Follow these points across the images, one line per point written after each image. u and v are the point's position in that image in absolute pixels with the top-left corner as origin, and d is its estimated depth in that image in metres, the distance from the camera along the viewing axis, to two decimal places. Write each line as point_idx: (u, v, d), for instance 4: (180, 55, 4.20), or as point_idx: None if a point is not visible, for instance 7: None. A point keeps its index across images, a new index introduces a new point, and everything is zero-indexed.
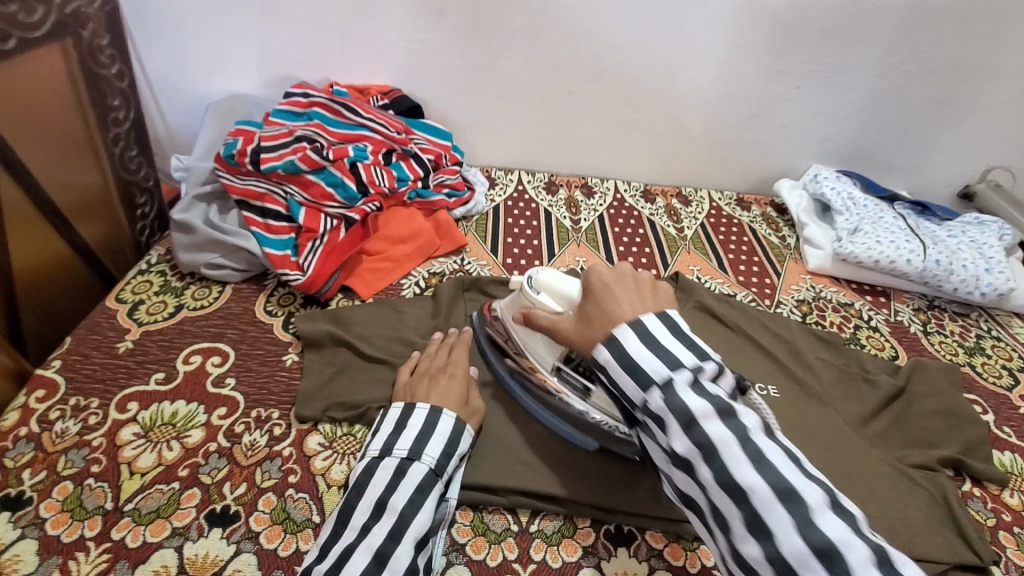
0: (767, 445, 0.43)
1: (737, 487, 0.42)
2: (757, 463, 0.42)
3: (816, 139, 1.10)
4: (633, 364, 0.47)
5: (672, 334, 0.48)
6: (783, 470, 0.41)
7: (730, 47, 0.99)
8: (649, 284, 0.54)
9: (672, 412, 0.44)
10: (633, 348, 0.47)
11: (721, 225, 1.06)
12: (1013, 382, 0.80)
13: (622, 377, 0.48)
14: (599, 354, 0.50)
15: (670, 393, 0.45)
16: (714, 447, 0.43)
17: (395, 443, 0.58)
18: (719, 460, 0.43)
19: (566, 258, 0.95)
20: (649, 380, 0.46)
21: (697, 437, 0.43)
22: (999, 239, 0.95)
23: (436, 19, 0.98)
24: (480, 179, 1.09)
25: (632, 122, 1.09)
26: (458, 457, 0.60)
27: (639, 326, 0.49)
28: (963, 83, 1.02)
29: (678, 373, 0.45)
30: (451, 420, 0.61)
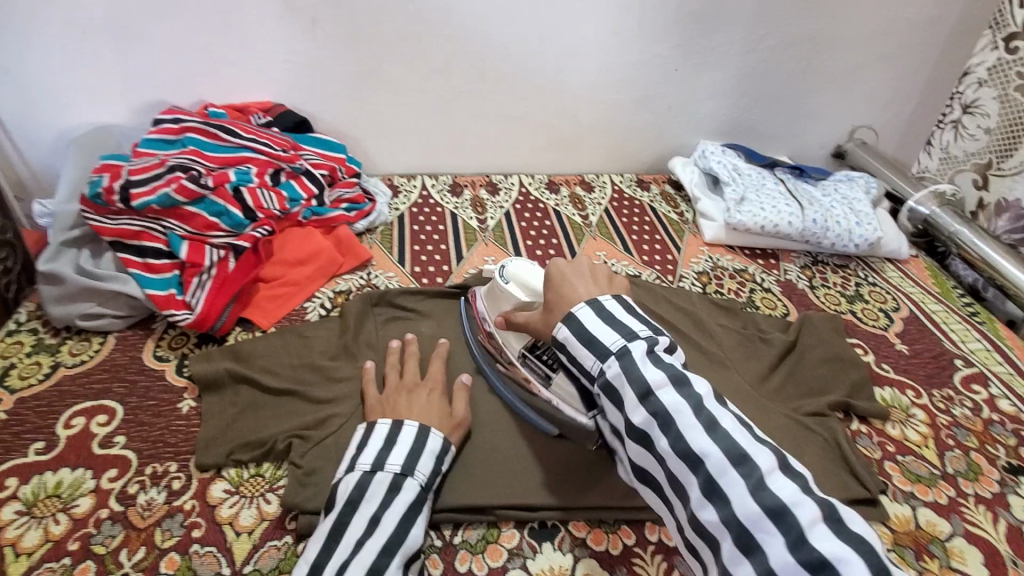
0: (720, 410, 0.45)
1: (692, 454, 0.43)
2: (710, 428, 0.44)
3: (701, 116, 1.15)
4: (590, 336, 0.51)
5: (625, 310, 0.53)
6: (732, 433, 0.44)
7: (609, 34, 1.02)
8: (604, 275, 0.60)
9: (628, 380, 0.47)
10: (591, 321, 0.52)
11: (624, 208, 1.10)
12: (889, 322, 0.87)
13: (581, 350, 0.51)
14: (559, 332, 0.53)
15: (625, 358, 0.48)
16: (667, 415, 0.45)
17: (359, 458, 0.57)
18: (675, 428, 0.45)
19: (475, 258, 0.95)
20: (606, 350, 0.49)
21: (652, 407, 0.46)
22: (866, 192, 1.04)
23: (311, 28, 0.95)
24: (382, 188, 1.06)
25: (527, 115, 1.10)
26: (430, 453, 0.59)
27: (596, 304, 0.53)
28: (820, 53, 1.10)
29: (633, 343, 0.49)
30: (413, 428, 0.59)
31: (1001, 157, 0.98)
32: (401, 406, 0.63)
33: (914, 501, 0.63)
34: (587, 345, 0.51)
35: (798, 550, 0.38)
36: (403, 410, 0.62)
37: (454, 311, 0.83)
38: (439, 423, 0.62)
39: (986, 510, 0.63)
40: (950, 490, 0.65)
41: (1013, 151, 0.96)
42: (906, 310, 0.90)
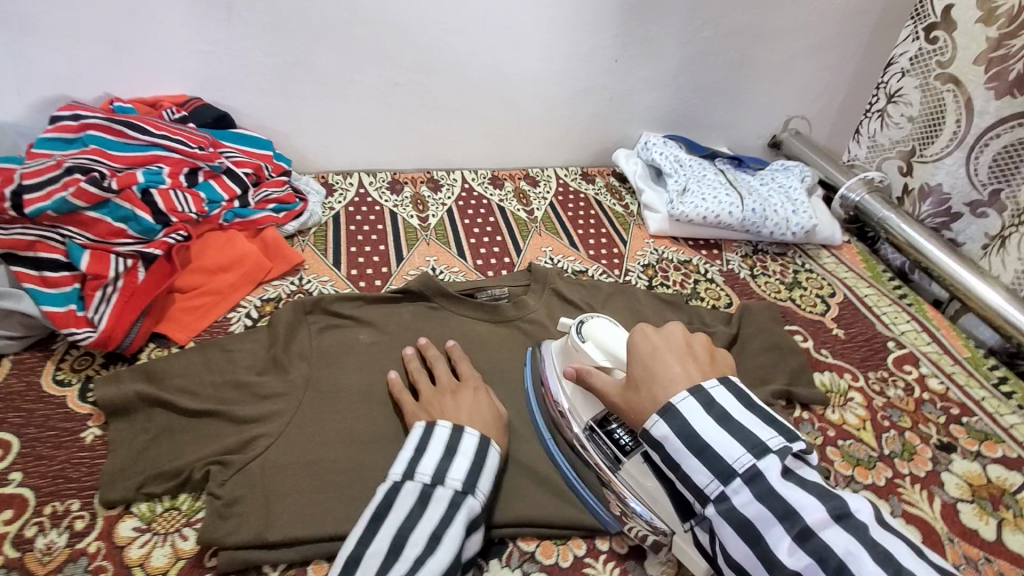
0: (888, 539, 0.41)
1: None
2: (891, 569, 0.39)
3: (643, 108, 1.15)
4: (704, 444, 0.47)
5: (741, 406, 0.48)
6: (917, 571, 0.39)
7: (548, 24, 0.99)
8: (706, 353, 0.55)
9: (773, 513, 0.43)
10: (699, 421, 0.48)
11: (568, 202, 1.08)
12: (826, 308, 0.89)
13: (698, 465, 0.47)
14: (656, 428, 0.49)
15: (757, 482, 0.44)
16: (837, 558, 0.41)
17: (418, 465, 0.55)
18: (847, 574, 0.40)
19: (416, 259, 0.90)
20: (730, 470, 0.46)
21: (812, 547, 0.42)
22: (802, 181, 1.07)
23: (227, 16, 0.88)
24: (315, 187, 1.00)
25: (468, 109, 1.07)
26: (488, 472, 0.56)
27: (707, 398, 0.49)
28: (755, 44, 1.12)
29: (765, 461, 0.45)
30: (474, 436, 0.58)
31: (923, 144, 1.01)
32: (449, 411, 0.61)
33: (855, 485, 0.65)
34: (703, 459, 0.47)
35: None
36: (455, 413, 0.61)
37: (394, 316, 0.78)
38: (494, 426, 0.61)
39: (921, 490, 0.65)
40: (888, 471, 0.66)
41: (934, 139, 0.99)
42: (841, 296, 0.92)
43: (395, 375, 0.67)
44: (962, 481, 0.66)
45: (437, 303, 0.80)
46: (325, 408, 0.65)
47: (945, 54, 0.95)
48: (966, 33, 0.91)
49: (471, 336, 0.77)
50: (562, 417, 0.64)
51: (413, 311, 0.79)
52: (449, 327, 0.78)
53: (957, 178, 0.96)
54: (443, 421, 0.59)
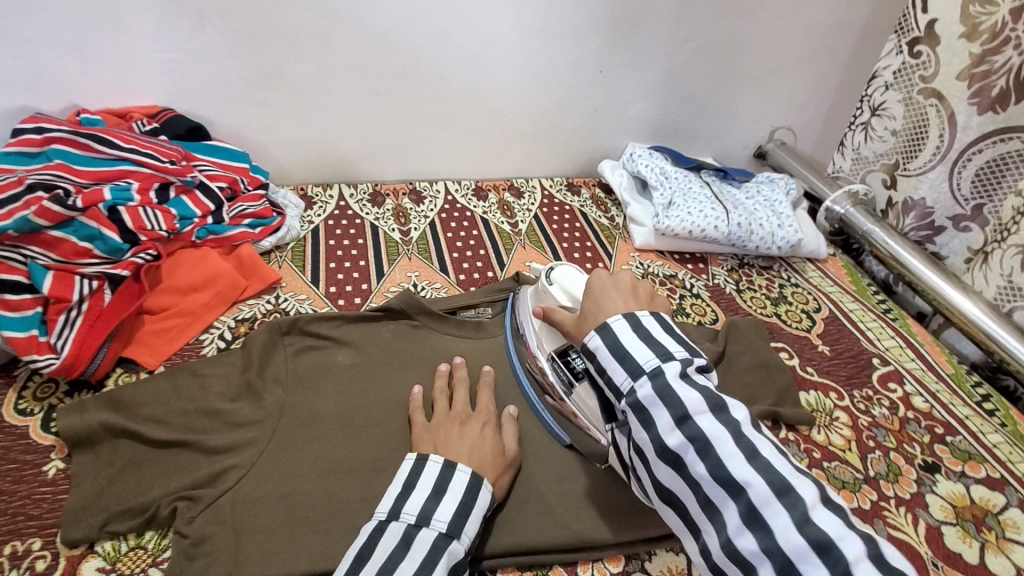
0: (757, 438, 0.46)
1: (733, 481, 0.44)
2: (750, 456, 0.45)
3: (628, 118, 1.14)
4: (625, 352, 0.51)
5: (663, 330, 0.52)
6: (772, 462, 0.45)
7: (531, 34, 0.98)
8: (650, 293, 0.59)
9: (664, 402, 0.48)
10: (623, 334, 0.52)
11: (554, 214, 1.06)
12: (812, 323, 0.89)
13: (614, 366, 0.51)
14: (591, 341, 0.53)
15: (659, 379, 0.49)
16: (707, 441, 0.46)
17: (403, 506, 0.53)
18: (713, 454, 0.45)
19: (397, 275, 0.88)
20: (639, 369, 0.50)
21: (689, 431, 0.46)
22: (786, 193, 1.07)
23: (200, 25, 0.85)
24: (294, 200, 0.97)
25: (451, 120, 1.05)
26: (479, 513, 0.54)
27: (634, 320, 0.53)
28: (741, 55, 1.11)
29: (668, 364, 0.49)
30: (466, 474, 0.56)
31: (906, 157, 1.01)
32: (452, 440, 0.60)
33: None
34: (620, 361, 0.51)
35: None
36: (456, 445, 0.60)
37: (376, 336, 0.76)
38: (490, 461, 0.60)
39: (906, 512, 0.64)
40: (873, 493, 0.66)
41: (917, 153, 0.99)
42: (826, 311, 0.92)
43: (418, 394, 0.67)
44: (946, 502, 0.66)
45: (420, 322, 0.78)
46: (301, 436, 0.63)
47: (928, 68, 0.95)
48: (949, 48, 0.91)
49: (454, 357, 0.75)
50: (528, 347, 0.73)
51: (394, 331, 0.77)
52: (431, 348, 0.76)
53: (940, 193, 0.97)
54: (433, 454, 0.58)
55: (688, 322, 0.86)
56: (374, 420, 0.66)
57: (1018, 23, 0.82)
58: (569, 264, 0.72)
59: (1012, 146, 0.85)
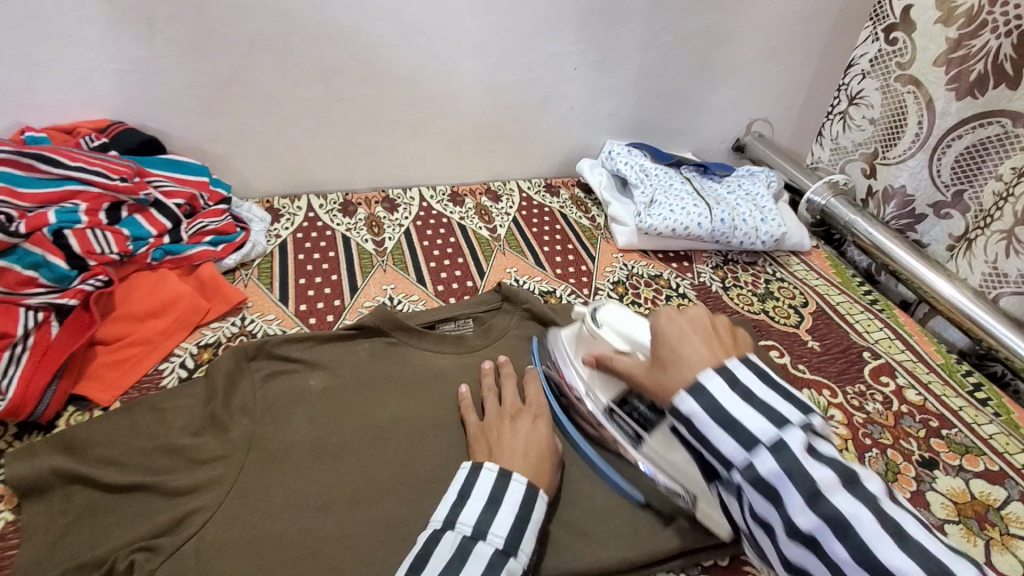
0: (901, 514, 0.40)
1: (884, 569, 0.38)
2: (900, 540, 0.39)
3: (604, 116, 1.11)
4: (731, 418, 0.44)
5: (766, 385, 0.46)
6: (925, 544, 0.38)
7: (502, 31, 0.95)
8: (730, 333, 0.53)
9: (790, 479, 0.41)
10: (726, 397, 0.45)
11: (533, 217, 1.03)
12: (800, 318, 0.87)
13: (721, 435, 0.44)
14: (682, 404, 0.46)
15: (783, 454, 0.42)
16: (846, 522, 0.40)
17: (458, 516, 0.52)
18: (855, 536, 0.39)
19: (371, 288, 0.84)
20: (754, 439, 0.43)
21: (823, 510, 0.40)
22: (767, 186, 1.05)
23: (148, 32, 0.80)
24: (259, 213, 0.92)
25: (422, 124, 1.01)
26: (533, 530, 0.53)
27: (732, 375, 0.47)
28: (717, 47, 1.09)
29: (789, 433, 0.43)
30: (522, 485, 0.54)
31: (886, 146, 1.01)
32: (506, 439, 0.60)
33: None
34: (726, 427, 0.44)
35: None
36: (509, 444, 0.59)
37: (350, 355, 0.72)
38: (544, 465, 0.58)
39: None
40: None
41: (896, 141, 0.98)
42: (814, 305, 0.91)
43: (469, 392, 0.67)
44: (947, 500, 0.64)
45: (397, 338, 0.74)
46: (271, 471, 0.59)
47: (904, 55, 0.94)
48: (925, 34, 0.91)
49: (434, 373, 0.71)
50: (577, 398, 0.66)
51: (370, 349, 0.73)
52: (409, 365, 0.72)
53: (920, 179, 0.96)
54: (488, 461, 0.57)
55: None
56: (351, 448, 0.62)
57: (994, 7, 0.81)
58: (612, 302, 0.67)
59: (991, 130, 0.85)
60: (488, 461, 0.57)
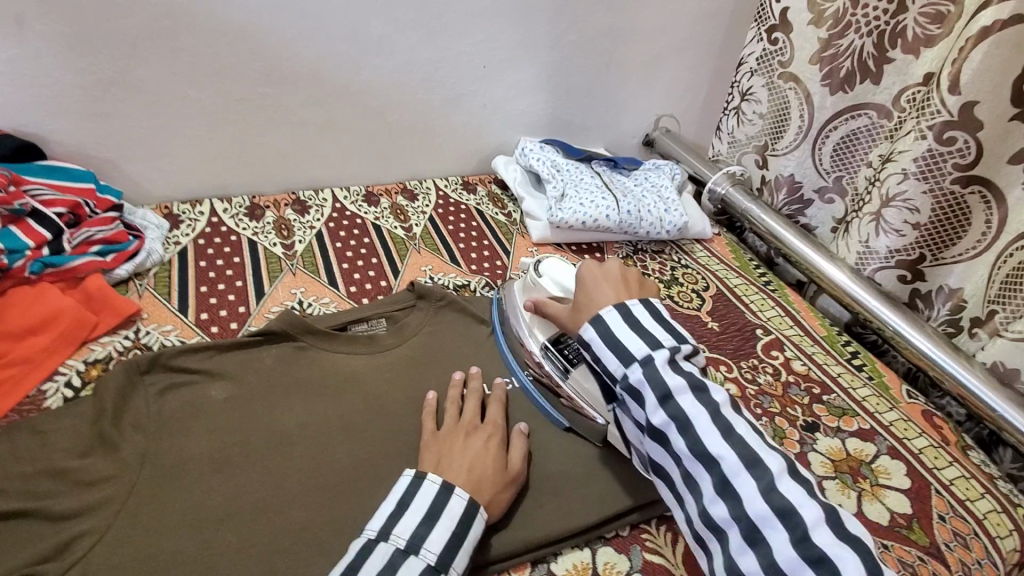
0: (734, 418, 0.53)
1: (709, 454, 0.51)
2: (726, 435, 0.52)
3: (518, 114, 1.14)
4: (618, 341, 0.58)
5: (654, 321, 0.59)
6: (744, 438, 0.52)
7: (407, 30, 0.95)
8: (637, 282, 0.67)
9: (653, 386, 0.54)
10: (618, 326, 0.59)
11: (449, 214, 1.04)
12: (701, 302, 0.93)
13: (608, 352, 0.58)
14: (586, 332, 0.60)
15: (651, 367, 0.55)
16: (686, 419, 0.53)
17: (394, 527, 0.52)
18: (693, 432, 0.52)
19: (279, 293, 0.82)
20: (632, 357, 0.57)
21: (671, 410, 0.53)
22: (672, 178, 1.10)
23: (19, 31, 0.75)
24: (155, 220, 0.88)
25: (330, 123, 0.99)
26: (468, 547, 0.53)
27: (627, 313, 0.60)
28: (621, 46, 1.14)
29: (659, 352, 0.56)
30: (462, 501, 0.54)
31: (774, 138, 1.08)
32: (452, 452, 0.60)
33: None
34: (614, 349, 0.58)
35: (799, 543, 0.46)
36: (457, 459, 0.59)
37: (255, 363, 0.70)
38: (486, 484, 0.58)
39: None
40: None
41: (783, 133, 1.06)
42: (714, 289, 0.97)
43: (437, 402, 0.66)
44: (825, 458, 0.71)
45: (306, 343, 0.73)
46: (166, 486, 0.57)
47: (784, 54, 1.02)
48: (800, 35, 0.98)
49: (343, 376, 0.70)
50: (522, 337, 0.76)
51: (277, 355, 0.71)
52: (318, 369, 0.71)
53: (805, 168, 1.04)
54: (433, 473, 0.57)
55: None
56: (254, 457, 0.60)
57: (856, 9, 0.90)
58: (556, 258, 0.81)
59: (861, 122, 0.94)
60: (433, 473, 0.57)
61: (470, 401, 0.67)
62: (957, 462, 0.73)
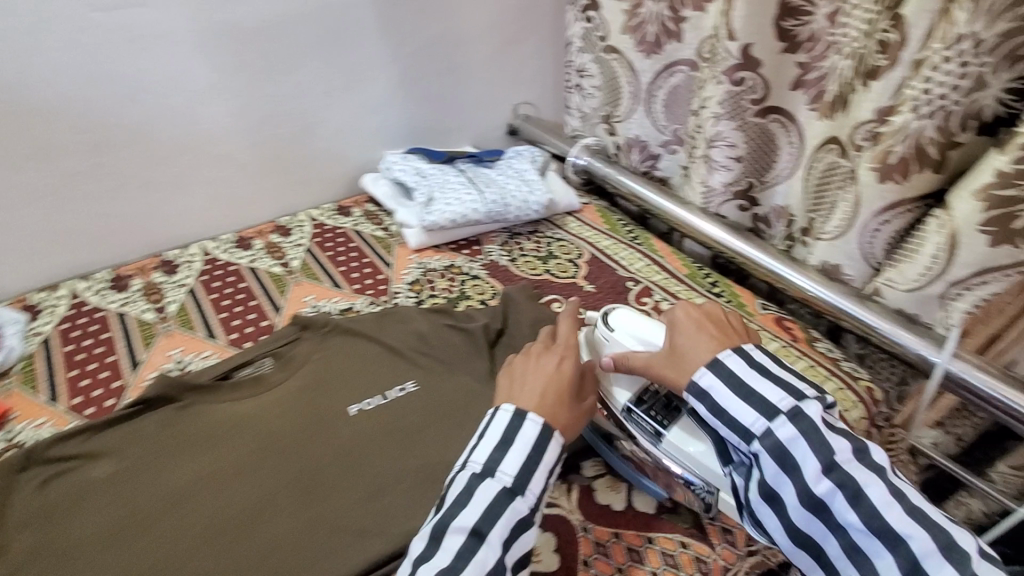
0: (902, 484, 0.52)
1: (891, 531, 0.49)
2: (905, 506, 0.50)
3: (375, 130, 1.15)
4: (750, 389, 0.55)
5: (780, 367, 0.58)
6: (924, 509, 0.50)
7: (233, 72, 0.96)
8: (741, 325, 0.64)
9: (812, 446, 0.52)
10: (744, 372, 0.56)
11: (326, 241, 1.05)
12: (576, 269, 1.00)
13: (742, 406, 0.55)
14: (704, 377, 0.57)
15: (802, 421, 0.53)
16: (857, 487, 0.50)
17: (472, 454, 0.55)
18: (864, 503, 0.50)
19: (156, 358, 0.81)
20: (776, 410, 0.54)
21: (836, 477, 0.51)
22: (533, 162, 1.16)
23: None
24: (11, 315, 0.86)
25: (181, 178, 0.99)
26: (545, 470, 0.54)
27: (753, 361, 0.57)
28: (456, 49, 1.16)
29: (808, 405, 0.54)
30: (537, 425, 0.55)
31: (614, 107, 1.17)
32: (526, 373, 0.61)
33: None
34: (749, 400, 0.55)
35: None
36: (529, 387, 0.60)
37: (137, 432, 0.69)
38: (559, 410, 0.58)
39: None
40: None
41: (619, 100, 1.15)
42: (587, 254, 1.03)
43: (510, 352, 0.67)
44: None
45: (188, 400, 0.73)
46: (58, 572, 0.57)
47: (601, 30, 1.10)
48: (609, 10, 1.07)
49: (231, 422, 0.71)
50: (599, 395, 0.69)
51: (159, 420, 0.71)
52: (205, 421, 0.71)
53: (647, 127, 1.13)
54: (508, 403, 0.58)
55: (471, 305, 0.92)
56: (148, 522, 0.61)
57: None
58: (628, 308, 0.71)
59: (678, 77, 1.04)
60: (507, 403, 0.58)
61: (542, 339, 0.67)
62: (805, 355, 0.83)
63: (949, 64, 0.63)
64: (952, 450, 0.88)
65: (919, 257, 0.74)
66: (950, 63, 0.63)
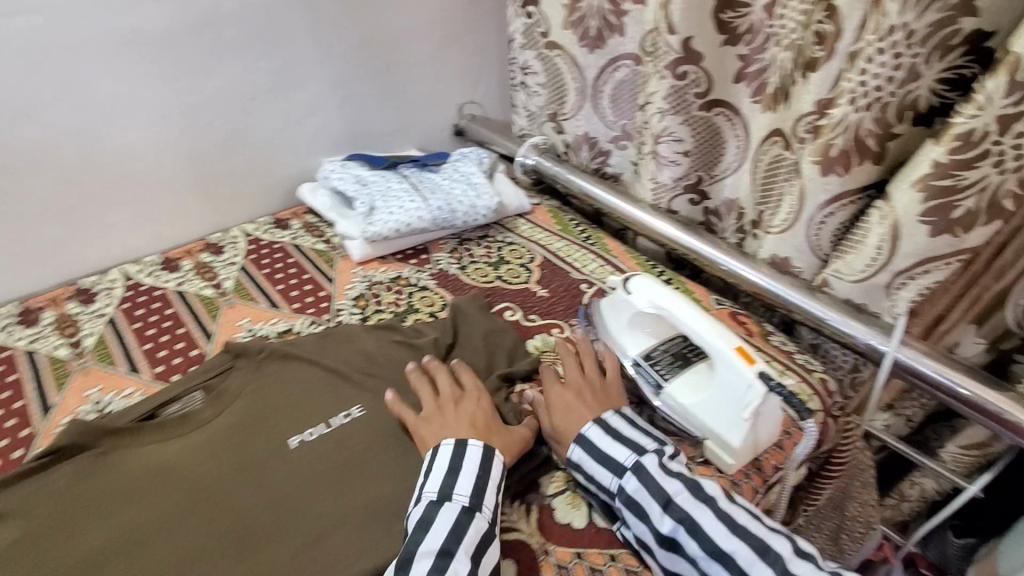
0: (730, 506, 0.59)
1: (723, 553, 0.56)
2: (733, 532, 0.57)
3: (310, 137, 1.09)
4: (604, 454, 0.63)
5: (628, 426, 0.66)
6: (750, 528, 0.57)
7: (145, 81, 0.89)
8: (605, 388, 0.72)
9: (648, 492, 0.60)
10: (601, 439, 0.65)
11: (262, 258, 0.98)
12: (528, 274, 0.97)
13: (600, 469, 0.63)
14: (573, 453, 0.64)
15: (642, 474, 0.61)
16: (692, 523, 0.58)
17: (425, 488, 0.60)
18: (700, 533, 0.57)
19: (70, 400, 0.75)
20: (622, 467, 0.62)
21: (674, 513, 0.58)
22: (479, 164, 1.12)
23: None
24: None
25: (95, 199, 0.92)
26: (493, 484, 0.61)
27: (606, 425, 0.66)
28: (395, 48, 1.11)
29: (646, 458, 0.62)
30: (478, 447, 0.62)
31: (560, 104, 1.14)
32: (448, 424, 0.66)
33: None
34: (605, 465, 0.63)
35: None
36: (454, 427, 0.66)
37: (47, 488, 0.63)
38: (495, 438, 0.65)
39: None
40: None
41: (565, 97, 1.12)
42: (539, 258, 1.00)
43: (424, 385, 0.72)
44: None
45: (107, 445, 0.67)
46: None
47: (542, 25, 1.07)
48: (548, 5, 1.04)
49: (154, 468, 0.65)
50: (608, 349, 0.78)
51: (71, 472, 0.64)
52: (124, 469, 0.65)
53: (594, 123, 1.10)
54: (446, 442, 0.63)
55: (420, 319, 0.87)
56: None
57: None
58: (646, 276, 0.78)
59: (623, 72, 1.02)
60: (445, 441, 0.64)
61: (442, 376, 0.72)
62: (758, 350, 0.82)
63: (883, 55, 0.62)
64: (903, 430, 0.90)
65: (864, 248, 0.73)
66: (884, 54, 0.62)
